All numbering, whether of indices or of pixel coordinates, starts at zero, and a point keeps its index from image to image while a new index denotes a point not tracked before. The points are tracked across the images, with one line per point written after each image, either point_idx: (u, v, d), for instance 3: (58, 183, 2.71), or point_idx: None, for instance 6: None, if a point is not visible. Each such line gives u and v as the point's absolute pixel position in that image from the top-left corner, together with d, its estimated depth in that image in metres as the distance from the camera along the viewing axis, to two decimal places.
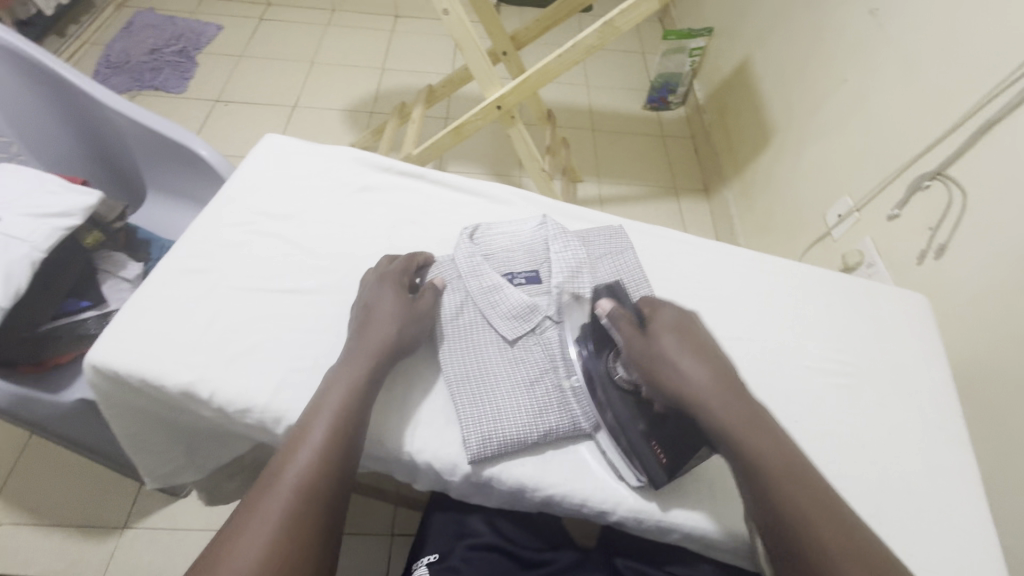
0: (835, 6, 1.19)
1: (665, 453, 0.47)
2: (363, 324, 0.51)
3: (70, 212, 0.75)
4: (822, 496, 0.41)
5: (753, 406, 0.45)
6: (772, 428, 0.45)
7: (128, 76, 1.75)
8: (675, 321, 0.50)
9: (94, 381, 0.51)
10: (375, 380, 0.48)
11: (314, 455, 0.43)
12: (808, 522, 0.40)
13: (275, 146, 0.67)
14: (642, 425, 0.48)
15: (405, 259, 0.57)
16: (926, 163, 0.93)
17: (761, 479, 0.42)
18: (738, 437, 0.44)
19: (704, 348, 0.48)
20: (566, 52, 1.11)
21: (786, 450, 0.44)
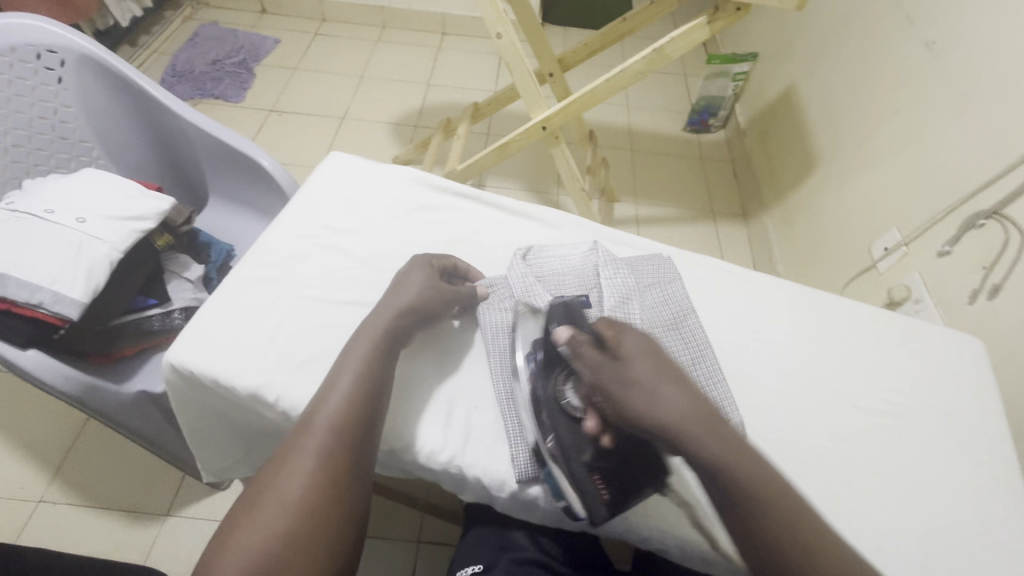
0: (889, 36, 1.18)
1: (607, 489, 0.47)
2: (390, 297, 0.55)
3: (147, 215, 0.80)
4: (799, 512, 0.42)
5: (717, 424, 0.45)
6: (748, 454, 0.44)
7: (191, 84, 1.85)
8: (635, 342, 0.48)
9: (170, 378, 0.55)
10: (394, 338, 0.52)
11: (343, 399, 0.46)
12: (787, 543, 0.40)
13: (339, 163, 0.71)
14: (586, 460, 0.47)
15: (437, 262, 0.60)
16: (980, 202, 0.90)
17: (746, 512, 0.42)
18: (722, 469, 0.43)
19: (669, 368, 0.47)
20: (613, 77, 1.13)
21: (761, 470, 0.43)
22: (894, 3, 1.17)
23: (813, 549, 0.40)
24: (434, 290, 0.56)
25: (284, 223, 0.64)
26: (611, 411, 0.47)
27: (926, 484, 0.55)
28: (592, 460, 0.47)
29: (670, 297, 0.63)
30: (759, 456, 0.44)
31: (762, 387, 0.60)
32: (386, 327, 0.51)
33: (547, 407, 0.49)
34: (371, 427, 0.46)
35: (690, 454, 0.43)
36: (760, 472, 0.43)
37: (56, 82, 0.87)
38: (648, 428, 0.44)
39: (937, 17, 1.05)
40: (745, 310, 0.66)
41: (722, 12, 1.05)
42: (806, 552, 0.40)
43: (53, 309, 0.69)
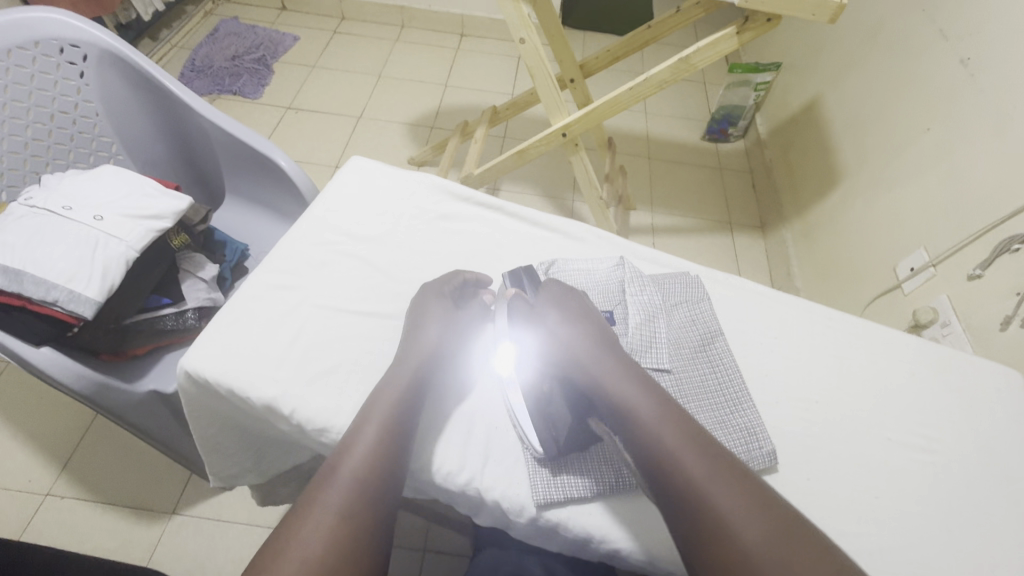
0: (922, 51, 1.14)
1: (554, 426, 0.50)
2: (412, 335, 0.53)
3: (164, 214, 0.79)
4: (684, 427, 0.45)
5: (615, 357, 0.51)
6: (645, 381, 0.49)
7: (210, 80, 1.85)
8: (556, 295, 0.57)
9: (184, 385, 0.54)
10: (421, 383, 0.50)
11: (369, 452, 0.44)
12: (665, 449, 0.44)
13: (360, 168, 0.69)
14: (531, 402, 0.52)
15: (451, 280, 0.59)
16: (1015, 225, 0.88)
17: (633, 426, 0.46)
18: (612, 392, 0.48)
19: (582, 315, 0.55)
20: (637, 85, 1.11)
21: (648, 392, 0.48)
22: (927, 18, 1.14)
23: (687, 456, 0.43)
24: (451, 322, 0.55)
25: (302, 229, 0.62)
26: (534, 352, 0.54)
27: (962, 525, 0.53)
28: (533, 404, 0.52)
29: (697, 317, 0.61)
30: (649, 382, 0.49)
31: (789, 416, 0.58)
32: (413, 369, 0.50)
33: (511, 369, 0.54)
34: (394, 481, 0.44)
35: (590, 379, 0.50)
36: (648, 394, 0.47)
37: (77, 76, 0.87)
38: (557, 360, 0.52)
39: (973, 32, 1.01)
40: (773, 334, 0.64)
41: (752, 23, 1.02)
42: (681, 458, 0.43)
43: (68, 308, 0.69)
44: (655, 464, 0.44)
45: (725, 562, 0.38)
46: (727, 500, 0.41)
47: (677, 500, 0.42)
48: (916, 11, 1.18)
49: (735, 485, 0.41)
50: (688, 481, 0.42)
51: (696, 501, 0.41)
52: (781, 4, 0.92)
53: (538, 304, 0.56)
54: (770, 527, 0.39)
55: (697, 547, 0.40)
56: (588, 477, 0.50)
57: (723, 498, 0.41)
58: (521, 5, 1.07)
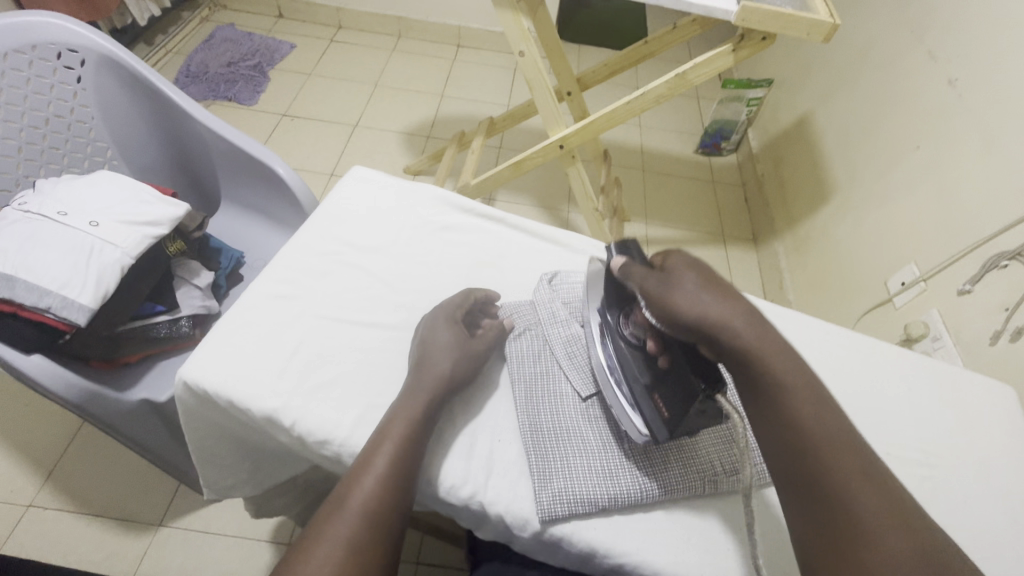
0: (911, 71, 1.17)
1: (666, 406, 0.48)
2: (423, 356, 0.52)
3: (160, 221, 0.78)
4: (838, 427, 0.42)
5: (767, 328, 0.45)
6: (793, 357, 0.44)
7: (205, 85, 1.85)
8: (684, 259, 0.48)
9: (181, 395, 0.53)
10: (431, 415, 0.49)
11: (377, 485, 0.43)
12: (807, 437, 0.41)
13: (362, 178, 0.69)
14: (641, 381, 0.50)
15: (463, 298, 0.58)
16: (1003, 242, 0.89)
17: (777, 403, 0.43)
18: (764, 363, 0.43)
19: (714, 280, 0.46)
20: (635, 100, 1.12)
21: (804, 377, 0.43)
22: (916, 39, 1.17)
23: (832, 450, 0.40)
24: (458, 345, 0.54)
25: (305, 238, 0.62)
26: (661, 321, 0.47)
27: (958, 539, 0.54)
28: (649, 382, 0.49)
29: None
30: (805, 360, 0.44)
31: None
32: (425, 392, 0.49)
33: (620, 351, 0.52)
34: (402, 510, 0.44)
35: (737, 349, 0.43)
36: (804, 380, 0.43)
37: (74, 81, 0.86)
38: (697, 326, 0.44)
39: (960, 53, 1.05)
40: None
41: (747, 41, 1.04)
42: (834, 456, 0.40)
43: (60, 314, 0.68)
44: (807, 457, 0.41)
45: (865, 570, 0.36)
46: (878, 507, 0.38)
47: (817, 497, 0.40)
48: (905, 33, 1.21)
49: (885, 496, 0.39)
50: (837, 480, 0.39)
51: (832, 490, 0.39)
52: (777, 23, 0.94)
53: (667, 267, 0.48)
54: (917, 542, 0.37)
55: (829, 546, 0.38)
56: (607, 487, 0.49)
57: (864, 496, 0.38)
58: (521, 19, 1.08)
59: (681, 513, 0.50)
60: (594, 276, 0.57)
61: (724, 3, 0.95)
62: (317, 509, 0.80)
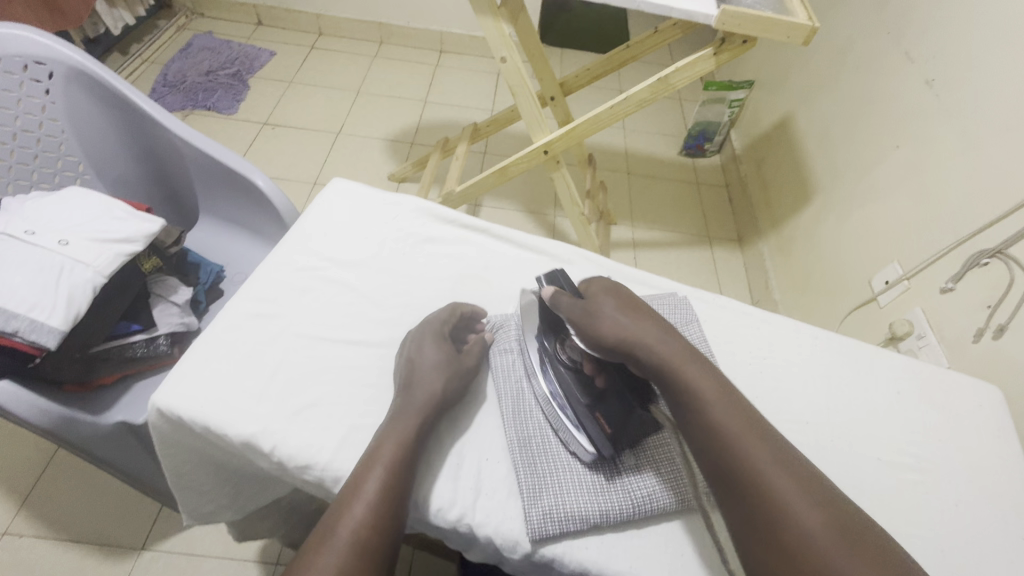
0: (888, 72, 1.19)
1: (608, 423, 0.50)
2: (410, 376, 0.51)
3: (134, 237, 0.76)
4: (744, 416, 0.44)
5: (678, 340, 0.50)
6: (703, 362, 0.48)
7: (183, 95, 1.81)
8: (607, 285, 0.55)
9: (156, 422, 0.51)
10: (420, 438, 0.47)
11: (367, 513, 0.41)
12: (724, 432, 0.43)
13: (342, 191, 0.68)
14: (582, 401, 0.51)
15: (449, 312, 0.58)
16: (985, 240, 0.90)
17: (693, 404, 0.45)
18: (676, 369, 0.47)
19: (630, 303, 0.53)
20: (618, 105, 1.12)
21: (713, 378, 0.46)
22: (893, 41, 1.19)
23: (750, 442, 0.42)
24: (446, 364, 0.53)
25: (284, 254, 0.60)
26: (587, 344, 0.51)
27: (951, 545, 0.53)
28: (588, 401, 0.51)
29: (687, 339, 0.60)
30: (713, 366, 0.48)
31: None
32: (415, 412, 0.48)
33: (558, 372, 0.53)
34: (393, 536, 0.42)
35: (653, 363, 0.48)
36: (711, 379, 0.46)
37: (42, 94, 0.84)
38: (624, 348, 0.49)
39: (936, 55, 1.06)
40: (759, 355, 0.65)
41: (728, 45, 1.04)
42: (747, 446, 0.42)
43: (29, 338, 0.65)
44: (725, 451, 0.42)
45: (787, 547, 0.37)
46: (794, 488, 0.39)
47: (742, 488, 0.40)
48: (883, 35, 1.23)
49: (801, 482, 0.40)
50: (752, 468, 0.41)
51: (754, 484, 0.40)
52: (757, 26, 0.94)
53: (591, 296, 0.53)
54: (834, 523, 0.38)
55: (756, 535, 0.39)
56: (597, 502, 0.48)
57: (782, 484, 0.40)
58: (502, 24, 1.07)
59: (675, 524, 0.50)
60: (528, 308, 0.59)
61: (704, 8, 0.95)
62: (303, 530, 0.78)
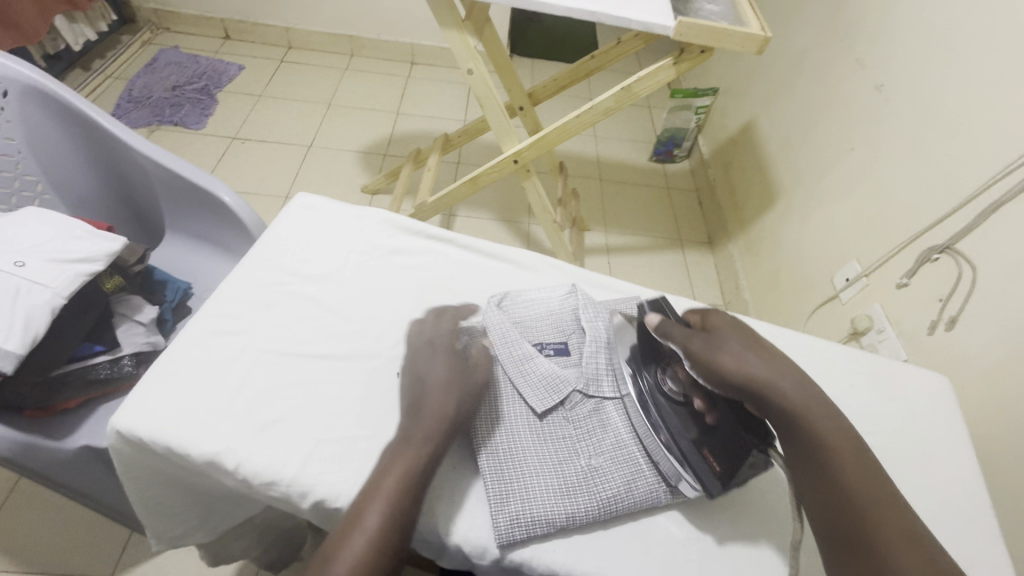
0: (841, 78, 1.24)
1: (718, 461, 0.49)
2: (415, 397, 0.51)
3: (95, 257, 0.74)
4: (872, 480, 0.43)
5: (812, 387, 0.47)
6: (834, 414, 0.47)
7: (149, 110, 1.79)
8: (729, 321, 0.52)
9: (116, 445, 0.50)
10: (429, 466, 0.47)
11: (369, 545, 0.40)
12: (847, 491, 0.43)
13: (307, 205, 0.68)
14: (688, 438, 0.49)
15: (451, 324, 0.58)
16: (933, 237, 0.95)
17: (823, 459, 0.44)
18: (806, 418, 0.45)
19: (754, 341, 0.49)
20: (583, 114, 1.14)
21: (845, 434, 0.45)
22: (845, 48, 1.24)
23: (880, 513, 0.41)
24: (457, 382, 0.52)
25: (247, 270, 0.60)
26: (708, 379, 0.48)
27: None
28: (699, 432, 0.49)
29: None
30: (845, 419, 0.47)
31: None
32: (425, 436, 0.48)
33: (665, 403, 0.51)
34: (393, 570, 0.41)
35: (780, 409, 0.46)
36: (844, 434, 0.45)
37: None
38: (748, 388, 0.46)
39: (884, 62, 1.12)
40: None
41: (687, 54, 1.07)
42: (876, 514, 0.41)
43: None
44: (849, 511, 0.42)
45: None
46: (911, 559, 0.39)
47: (861, 550, 0.41)
48: (835, 43, 1.28)
49: (920, 555, 0.40)
50: (873, 528, 0.41)
51: (872, 547, 0.40)
52: (711, 36, 0.97)
53: (713, 330, 0.51)
54: None
55: None
56: (565, 505, 0.49)
57: (901, 554, 0.39)
58: (468, 37, 1.09)
59: (639, 523, 0.51)
60: (623, 331, 0.57)
61: (662, 20, 0.98)
62: (277, 549, 0.77)
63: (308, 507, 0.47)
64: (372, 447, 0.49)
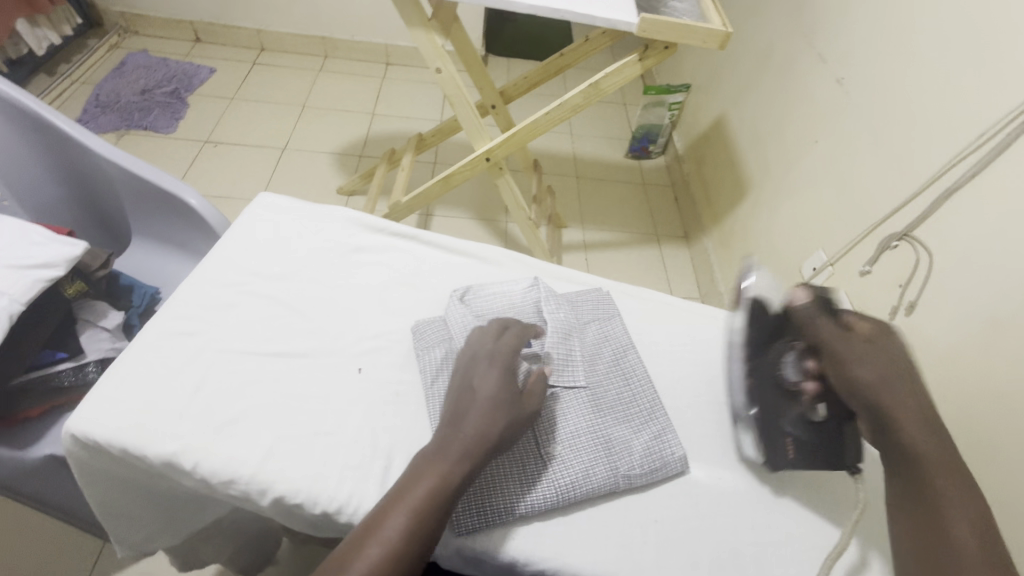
0: (805, 72, 1.27)
1: (795, 445, 0.53)
2: (456, 415, 0.48)
3: (54, 262, 0.72)
4: (990, 551, 0.42)
5: (947, 449, 0.47)
6: (966, 483, 0.45)
7: (117, 115, 1.76)
8: (889, 350, 0.50)
9: (71, 449, 0.50)
10: (464, 482, 0.45)
11: (383, 557, 0.41)
12: (949, 541, 0.43)
13: (268, 205, 0.68)
14: (778, 416, 0.54)
15: (514, 336, 0.54)
16: (892, 225, 0.97)
17: (930, 506, 0.45)
18: (925, 468, 0.46)
19: (906, 378, 0.49)
20: (552, 111, 1.15)
21: (972, 502, 0.44)
22: (808, 43, 1.27)
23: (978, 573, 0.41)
24: (503, 400, 0.49)
25: (206, 270, 0.60)
26: (840, 375, 0.50)
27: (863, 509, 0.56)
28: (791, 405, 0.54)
29: (607, 333, 0.63)
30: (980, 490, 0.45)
31: (700, 420, 0.60)
32: (461, 451, 0.46)
33: (765, 381, 0.55)
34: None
35: (897, 437, 0.47)
36: (970, 502, 0.44)
37: None
38: (871, 403, 0.48)
39: (845, 56, 1.14)
40: (678, 340, 0.66)
41: (651, 51, 1.09)
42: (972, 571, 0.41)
43: None
44: (943, 556, 0.42)
45: None
46: None
47: None
48: (799, 38, 1.31)
49: None
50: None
51: None
52: (674, 32, 0.99)
53: (875, 336, 0.51)
54: None
55: None
56: (524, 494, 0.49)
57: None
58: (435, 36, 1.09)
59: (598, 508, 0.52)
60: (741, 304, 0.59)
61: (625, 17, 0.99)
62: (249, 553, 0.76)
63: (268, 504, 0.47)
64: (333, 443, 0.50)
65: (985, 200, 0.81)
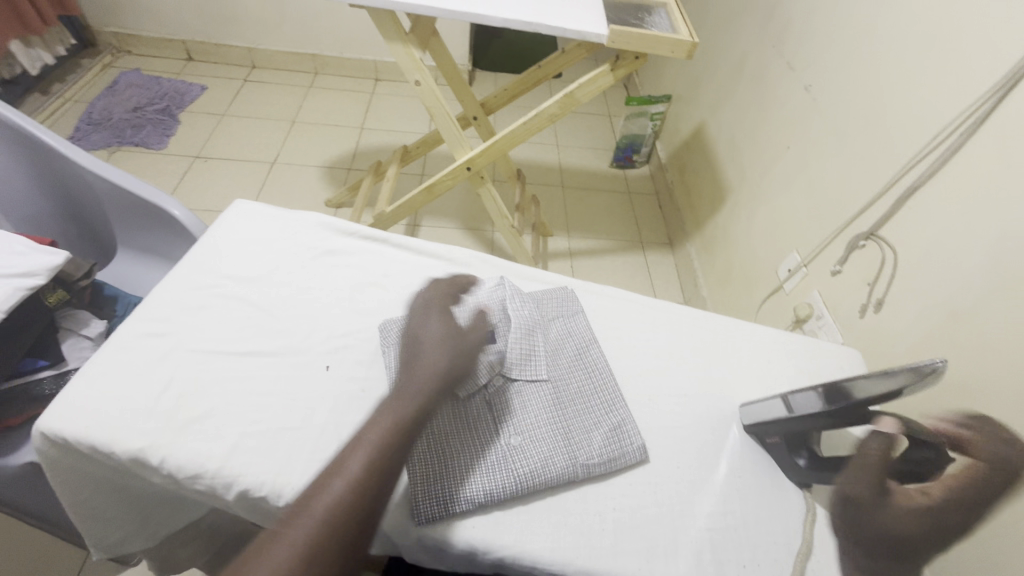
0: (776, 79, 1.31)
1: (779, 441, 0.58)
2: (411, 356, 0.52)
3: (36, 271, 0.72)
4: None
5: None
6: None
7: (109, 132, 1.79)
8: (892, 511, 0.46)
9: (43, 448, 0.51)
10: (417, 413, 0.48)
11: (348, 486, 0.42)
12: None
13: (243, 211, 0.70)
14: (786, 424, 0.57)
15: (449, 284, 0.60)
16: (860, 224, 1.00)
17: None
18: None
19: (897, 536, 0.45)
20: (530, 120, 1.18)
21: None
22: (777, 52, 1.31)
23: None
24: (448, 336, 0.53)
25: (180, 274, 0.62)
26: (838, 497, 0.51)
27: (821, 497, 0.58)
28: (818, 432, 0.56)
29: (571, 329, 0.66)
30: None
31: (661, 413, 0.61)
32: (421, 384, 0.49)
33: (810, 424, 0.54)
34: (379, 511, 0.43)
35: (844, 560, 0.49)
36: None
37: None
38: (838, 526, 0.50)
39: (812, 63, 1.18)
40: (641, 337, 0.68)
41: (622, 60, 1.12)
42: None
43: None
44: None
45: None
46: None
47: None
48: (769, 47, 1.35)
49: None
50: None
51: None
52: (644, 42, 1.02)
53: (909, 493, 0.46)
54: None
55: None
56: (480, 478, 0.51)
57: None
58: (413, 50, 1.12)
59: (557, 496, 0.53)
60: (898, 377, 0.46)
61: (595, 28, 1.02)
62: None
63: (233, 498, 0.48)
64: (298, 437, 0.51)
65: (943, 198, 0.83)
